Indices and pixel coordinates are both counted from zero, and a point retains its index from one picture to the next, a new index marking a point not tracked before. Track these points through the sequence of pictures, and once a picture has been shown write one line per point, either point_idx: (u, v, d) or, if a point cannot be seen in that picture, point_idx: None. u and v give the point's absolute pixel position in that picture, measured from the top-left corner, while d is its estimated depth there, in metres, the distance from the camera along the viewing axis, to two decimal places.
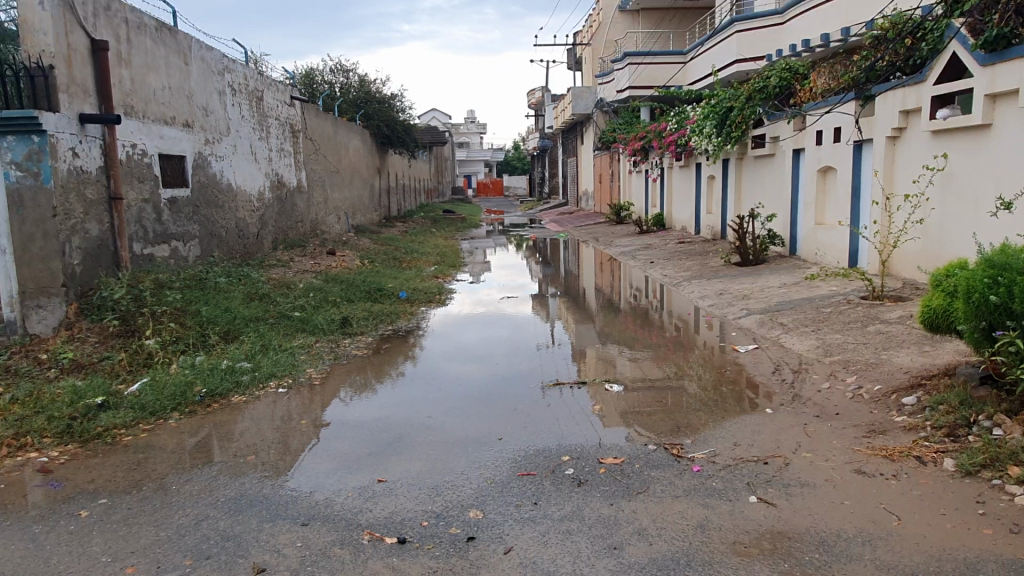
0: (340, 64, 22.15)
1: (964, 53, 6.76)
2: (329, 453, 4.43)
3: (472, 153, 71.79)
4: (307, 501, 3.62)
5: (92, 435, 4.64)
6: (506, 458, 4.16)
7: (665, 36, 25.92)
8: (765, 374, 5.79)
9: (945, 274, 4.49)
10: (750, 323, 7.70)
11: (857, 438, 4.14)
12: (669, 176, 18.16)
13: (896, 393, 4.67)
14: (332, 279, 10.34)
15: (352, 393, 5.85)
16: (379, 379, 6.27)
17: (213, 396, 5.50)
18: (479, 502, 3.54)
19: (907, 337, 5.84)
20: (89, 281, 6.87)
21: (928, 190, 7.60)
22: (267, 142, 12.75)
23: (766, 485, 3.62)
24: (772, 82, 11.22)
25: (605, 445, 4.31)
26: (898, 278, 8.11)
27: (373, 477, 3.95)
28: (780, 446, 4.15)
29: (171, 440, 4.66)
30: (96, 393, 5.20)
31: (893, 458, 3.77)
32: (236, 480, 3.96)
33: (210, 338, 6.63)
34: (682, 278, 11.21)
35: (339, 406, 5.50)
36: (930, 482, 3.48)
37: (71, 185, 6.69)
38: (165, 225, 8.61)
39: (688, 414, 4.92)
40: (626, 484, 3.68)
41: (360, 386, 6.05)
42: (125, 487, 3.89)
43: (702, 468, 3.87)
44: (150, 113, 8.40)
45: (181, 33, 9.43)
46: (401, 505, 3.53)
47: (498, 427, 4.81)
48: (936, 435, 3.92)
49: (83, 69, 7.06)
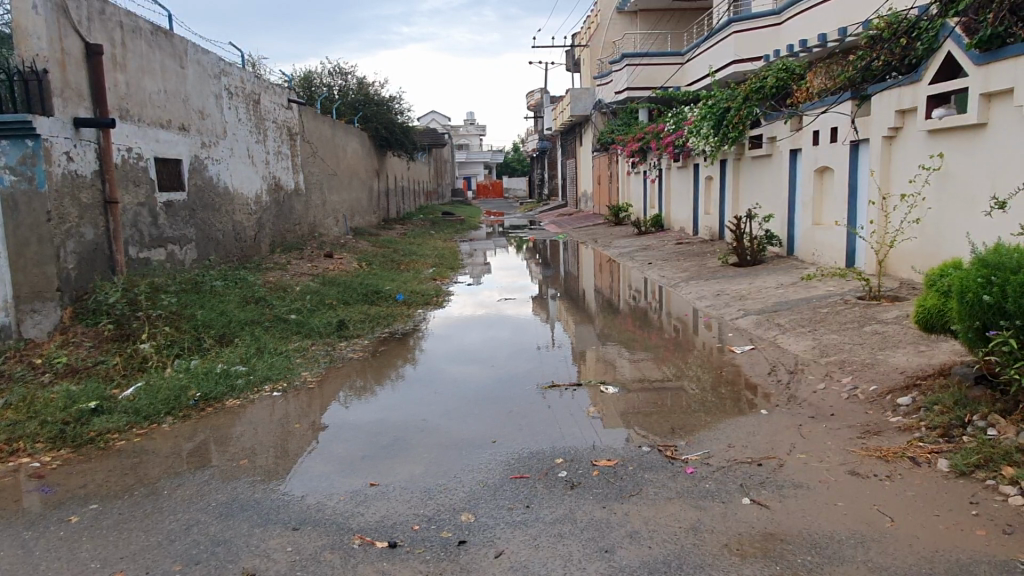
0: (338, 67, 22.18)
1: (959, 53, 6.77)
2: (323, 457, 4.41)
3: (472, 155, 71.76)
4: (299, 505, 3.61)
5: (85, 439, 4.63)
6: (499, 461, 4.14)
7: (664, 37, 25.89)
8: (761, 375, 5.77)
9: (939, 274, 4.46)
10: (747, 323, 7.69)
11: (851, 439, 4.12)
12: (668, 177, 18.16)
13: (891, 394, 4.66)
14: (329, 282, 10.35)
15: (353, 396, 5.85)
16: (379, 382, 6.26)
17: (207, 400, 5.48)
18: (472, 505, 3.53)
19: (903, 338, 5.83)
20: (84, 285, 6.84)
21: (924, 190, 7.59)
22: (264, 145, 12.76)
23: (760, 487, 3.60)
24: (770, 81, 11.20)
25: (599, 447, 4.29)
26: (894, 278, 8.10)
27: (365, 480, 3.93)
28: (774, 448, 4.13)
29: (164, 445, 4.64)
30: (90, 398, 5.18)
31: (888, 459, 3.76)
32: (228, 485, 3.94)
33: (205, 341, 6.62)
34: (680, 279, 11.19)
35: (338, 410, 5.49)
36: (924, 482, 3.47)
37: (66, 189, 6.68)
38: (161, 229, 8.61)
39: (684, 416, 4.90)
40: (619, 487, 3.66)
41: (360, 389, 6.05)
42: (116, 493, 3.87)
43: (696, 469, 3.86)
44: (145, 116, 8.39)
45: (177, 37, 9.42)
46: (393, 509, 3.51)
47: (493, 430, 4.79)
48: (930, 435, 3.90)
49: (78, 72, 7.06)
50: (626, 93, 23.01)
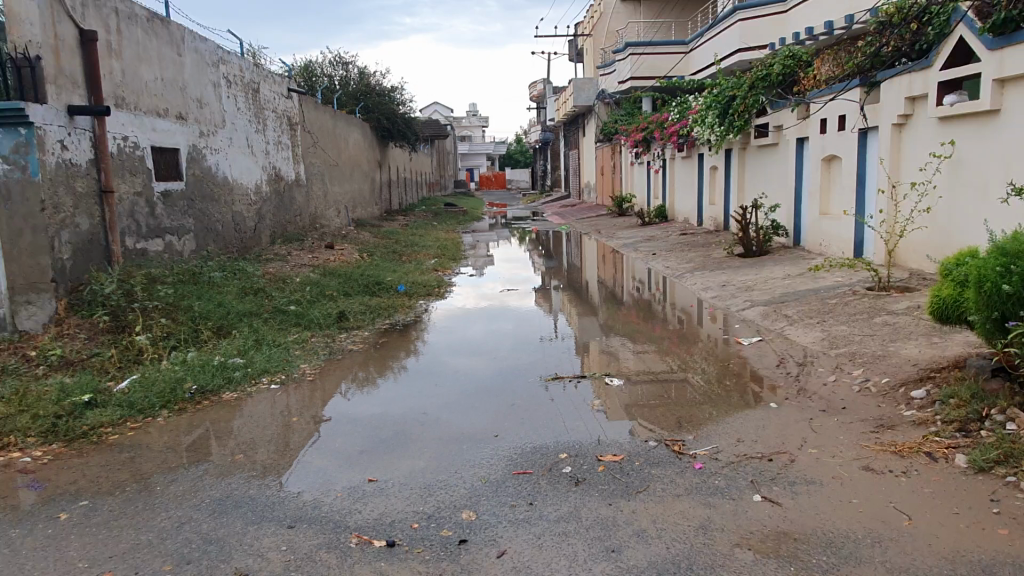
0: (339, 57, 22.00)
1: (972, 37, 6.63)
2: (320, 452, 4.29)
3: (473, 145, 71.41)
4: (294, 502, 3.49)
5: (77, 434, 4.52)
6: (501, 457, 4.01)
7: (667, 25, 25.70)
8: (769, 367, 5.63)
9: (954, 263, 4.30)
10: (753, 314, 7.55)
11: (865, 433, 3.99)
12: (672, 168, 17.98)
13: (904, 387, 4.53)
14: (329, 273, 10.23)
15: (353, 388, 5.76)
16: (380, 374, 6.17)
17: (203, 393, 5.37)
18: (472, 502, 3.41)
19: (915, 329, 5.71)
20: (79, 276, 6.73)
21: (935, 178, 7.43)
22: (264, 134, 12.62)
23: (771, 483, 3.48)
24: (776, 68, 11.01)
25: (604, 442, 4.17)
26: (904, 269, 7.94)
27: (363, 477, 3.81)
28: (784, 443, 4.00)
29: (159, 439, 4.53)
30: (83, 391, 5.07)
31: (903, 455, 3.63)
32: (222, 481, 3.81)
33: (203, 333, 6.50)
34: (685, 270, 11.05)
35: (340, 402, 5.41)
36: (942, 479, 3.35)
37: (60, 178, 6.55)
38: (159, 219, 8.48)
39: (690, 409, 4.78)
40: (626, 484, 3.54)
41: (362, 381, 5.98)
42: (107, 490, 3.75)
43: (704, 465, 3.73)
44: (141, 105, 8.26)
45: (174, 24, 9.28)
46: (392, 506, 3.40)
47: (495, 424, 4.67)
48: (946, 429, 3.78)
49: (71, 59, 6.93)
50: (628, 83, 22.81)
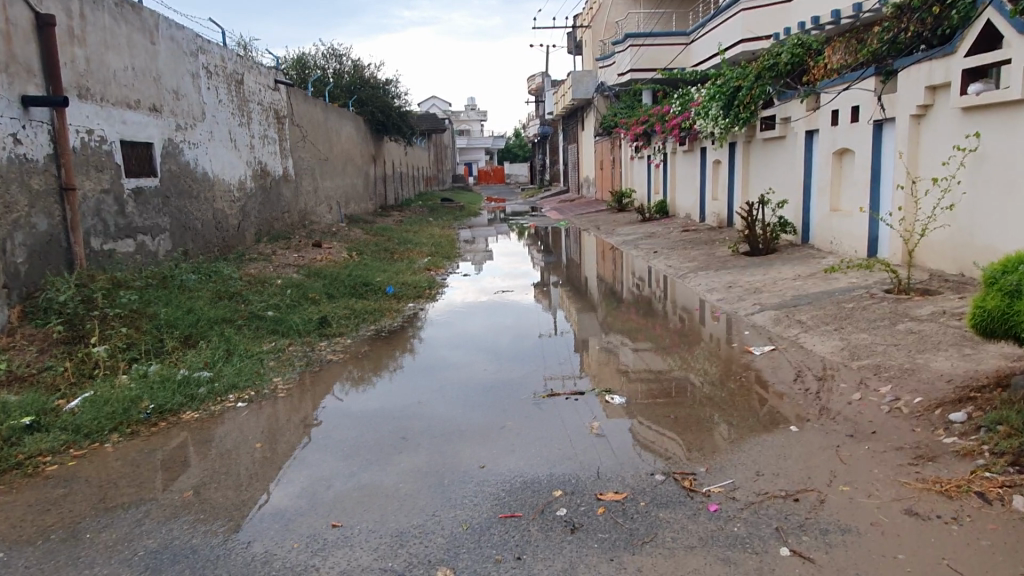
0: (332, 49, 21.44)
1: (1002, 20, 6.11)
2: (280, 485, 3.75)
3: (472, 139, 70.72)
4: (242, 556, 2.98)
5: (11, 464, 3.99)
6: (486, 495, 3.49)
7: (667, 17, 25.44)
8: (785, 382, 5.09)
9: (1001, 269, 3.78)
10: (764, 320, 7.00)
11: (901, 468, 3.48)
12: (673, 162, 17.42)
13: (941, 409, 4.04)
14: (314, 274, 9.70)
15: (348, 387, 5.60)
16: (375, 373, 5.96)
17: (161, 413, 4.87)
18: (450, 556, 2.92)
19: (943, 338, 5.21)
20: (35, 281, 6.20)
21: (958, 173, 6.92)
22: (248, 128, 12.05)
23: (800, 532, 2.98)
24: (784, 58, 10.31)
25: (603, 475, 3.67)
26: (924, 270, 7.45)
27: (327, 519, 3.29)
28: (810, 478, 3.49)
29: (104, 470, 4.02)
30: (27, 412, 4.52)
31: (950, 496, 3.13)
32: (163, 527, 3.28)
33: (166, 344, 5.97)
34: (688, 269, 10.54)
35: (333, 403, 5.21)
36: (1000, 528, 2.85)
37: (12, 175, 6.05)
38: (129, 218, 7.95)
39: (698, 430, 4.28)
40: (630, 532, 3.04)
41: (356, 380, 5.80)
42: (28, 538, 3.22)
43: (720, 507, 3.23)
44: (109, 96, 7.72)
45: (146, 10, 8.71)
46: (356, 562, 2.90)
47: (480, 448, 4.15)
48: (997, 464, 3.28)
49: (25, 45, 6.36)
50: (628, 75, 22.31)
